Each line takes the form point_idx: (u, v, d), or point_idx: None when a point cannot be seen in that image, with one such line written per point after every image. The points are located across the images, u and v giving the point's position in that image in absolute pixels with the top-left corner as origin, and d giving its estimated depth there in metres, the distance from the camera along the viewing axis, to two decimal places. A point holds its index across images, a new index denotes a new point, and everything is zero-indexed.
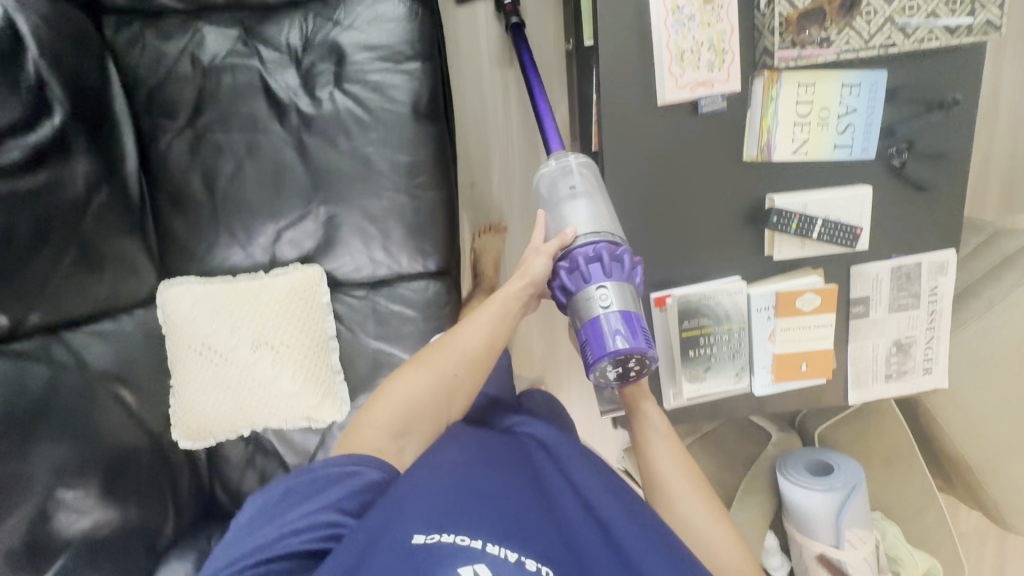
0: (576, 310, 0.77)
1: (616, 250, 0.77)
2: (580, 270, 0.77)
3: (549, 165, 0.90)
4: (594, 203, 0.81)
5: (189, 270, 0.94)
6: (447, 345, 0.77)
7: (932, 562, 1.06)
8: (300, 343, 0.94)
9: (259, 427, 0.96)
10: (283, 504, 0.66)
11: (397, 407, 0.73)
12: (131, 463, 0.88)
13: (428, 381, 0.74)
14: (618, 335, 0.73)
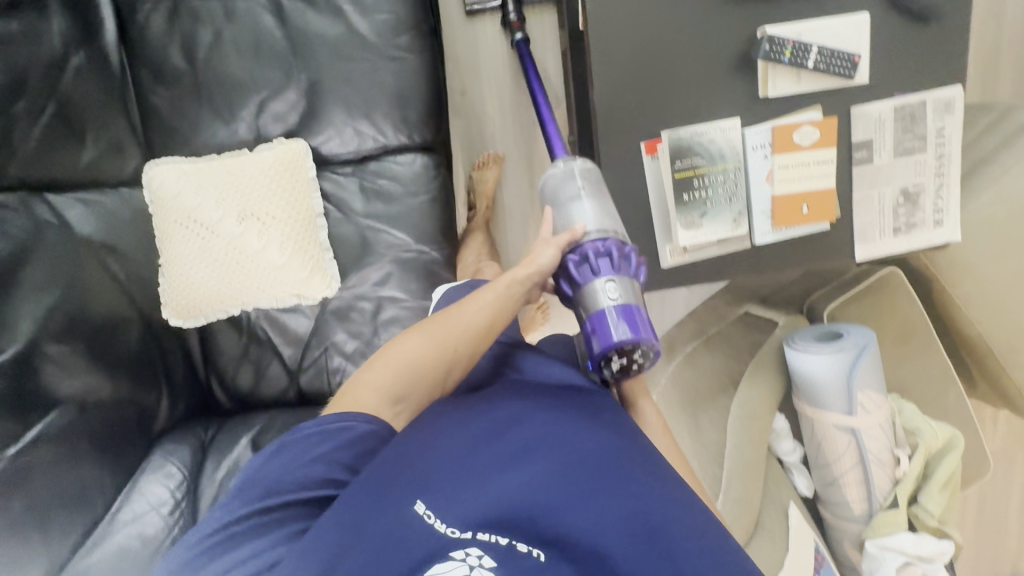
0: (582, 303, 0.74)
1: (625, 247, 0.75)
2: (589, 264, 0.74)
3: (553, 166, 0.84)
4: (601, 205, 0.78)
5: (173, 147, 0.93)
6: (453, 319, 0.67)
7: (953, 433, 1.01)
8: (287, 215, 0.93)
9: (249, 306, 0.96)
10: (280, 457, 0.58)
11: (400, 367, 0.64)
12: (120, 334, 0.87)
13: (433, 351, 0.65)
14: (627, 328, 0.71)
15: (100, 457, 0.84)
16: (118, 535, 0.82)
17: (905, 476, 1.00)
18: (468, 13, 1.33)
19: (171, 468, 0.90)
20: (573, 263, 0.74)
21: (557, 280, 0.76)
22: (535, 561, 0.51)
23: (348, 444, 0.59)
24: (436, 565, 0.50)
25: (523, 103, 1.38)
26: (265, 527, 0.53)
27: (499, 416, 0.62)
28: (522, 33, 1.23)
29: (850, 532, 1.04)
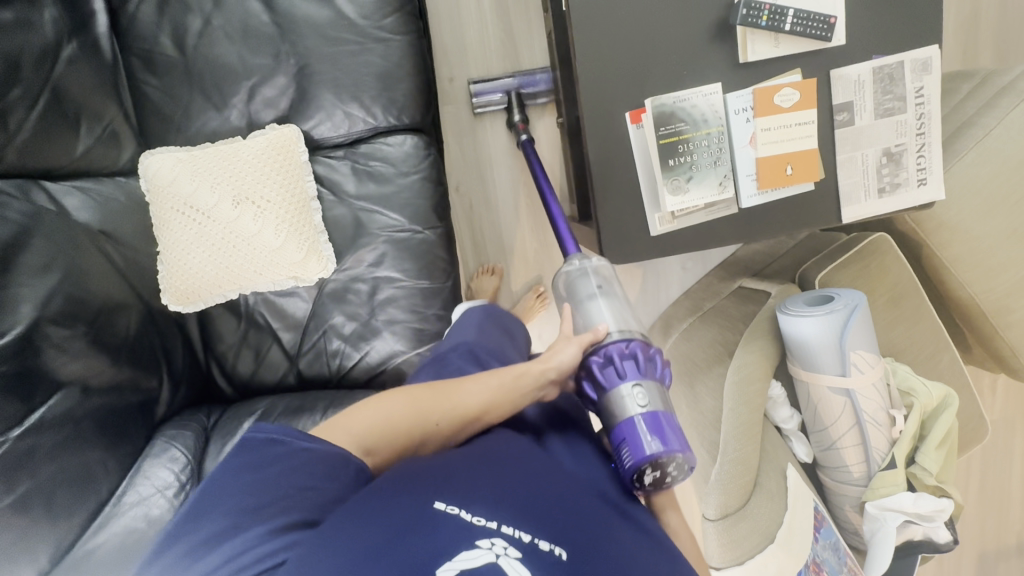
0: (608, 407, 0.73)
1: (650, 350, 0.77)
2: (613, 367, 0.75)
3: (571, 265, 0.93)
4: (618, 307, 0.85)
5: (169, 137, 0.96)
6: (448, 395, 0.69)
7: (947, 390, 1.01)
8: (281, 198, 0.94)
9: (246, 291, 0.97)
10: (265, 452, 0.54)
11: (381, 422, 0.64)
12: (121, 317, 0.89)
13: (410, 415, 0.66)
14: (662, 438, 0.68)
15: (104, 441, 0.84)
16: (118, 521, 0.82)
17: (901, 435, 1.00)
18: (474, 113, 1.40)
19: (175, 451, 0.91)
20: (597, 365, 0.76)
21: (580, 380, 0.77)
22: (559, 558, 0.48)
23: (330, 460, 0.56)
24: (464, 550, 0.45)
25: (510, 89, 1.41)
26: (253, 517, 0.49)
27: (504, 453, 0.63)
28: (528, 135, 1.30)
29: (851, 496, 1.05)
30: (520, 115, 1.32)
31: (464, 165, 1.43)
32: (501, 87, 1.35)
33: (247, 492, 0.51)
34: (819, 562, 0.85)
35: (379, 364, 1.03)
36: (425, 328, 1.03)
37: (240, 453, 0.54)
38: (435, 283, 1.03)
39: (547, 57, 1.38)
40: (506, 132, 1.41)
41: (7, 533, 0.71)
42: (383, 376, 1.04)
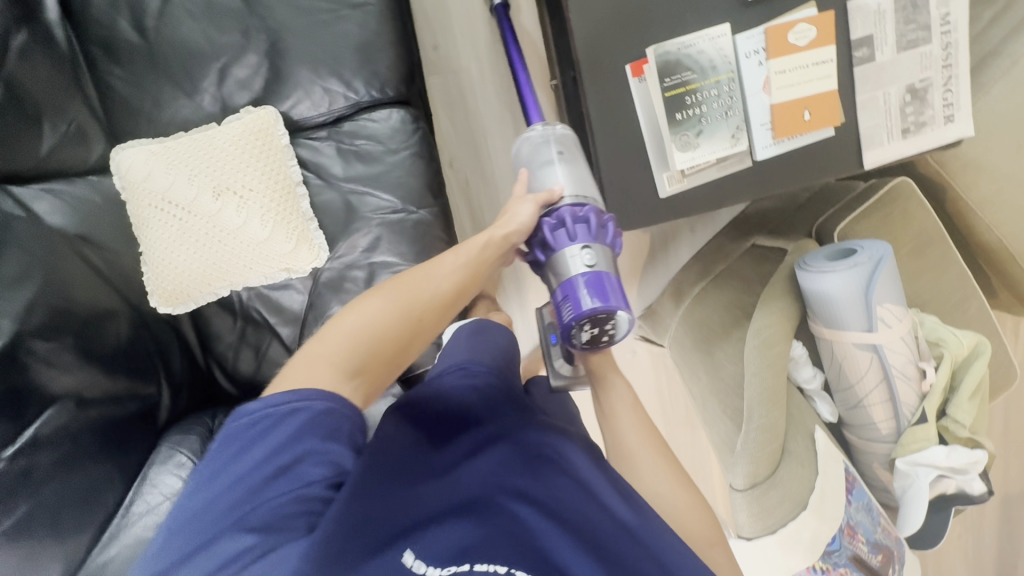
0: (556, 265, 0.75)
1: (603, 216, 0.77)
2: (562, 228, 0.76)
3: (533, 131, 0.89)
4: (576, 169, 0.83)
5: (141, 131, 0.90)
6: (418, 287, 0.63)
7: (980, 338, 0.96)
8: (264, 186, 0.89)
9: (238, 286, 0.92)
10: (248, 436, 0.50)
11: (357, 335, 0.58)
12: (110, 324, 0.84)
13: (392, 314, 0.60)
14: (600, 294, 0.72)
15: (106, 453, 0.81)
16: (130, 531, 0.80)
17: (932, 389, 0.95)
18: None
19: (181, 457, 0.88)
20: (549, 228, 0.76)
21: (531, 245, 0.79)
22: None
23: (315, 422, 0.51)
24: None
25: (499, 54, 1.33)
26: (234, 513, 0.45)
27: (517, 462, 0.54)
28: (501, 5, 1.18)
29: (879, 453, 1.02)
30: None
31: (456, 136, 1.36)
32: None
33: (232, 484, 0.47)
34: (853, 526, 0.82)
35: None
36: None
37: (226, 437, 0.50)
38: None
39: None
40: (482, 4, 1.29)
41: (15, 553, 0.68)
42: None
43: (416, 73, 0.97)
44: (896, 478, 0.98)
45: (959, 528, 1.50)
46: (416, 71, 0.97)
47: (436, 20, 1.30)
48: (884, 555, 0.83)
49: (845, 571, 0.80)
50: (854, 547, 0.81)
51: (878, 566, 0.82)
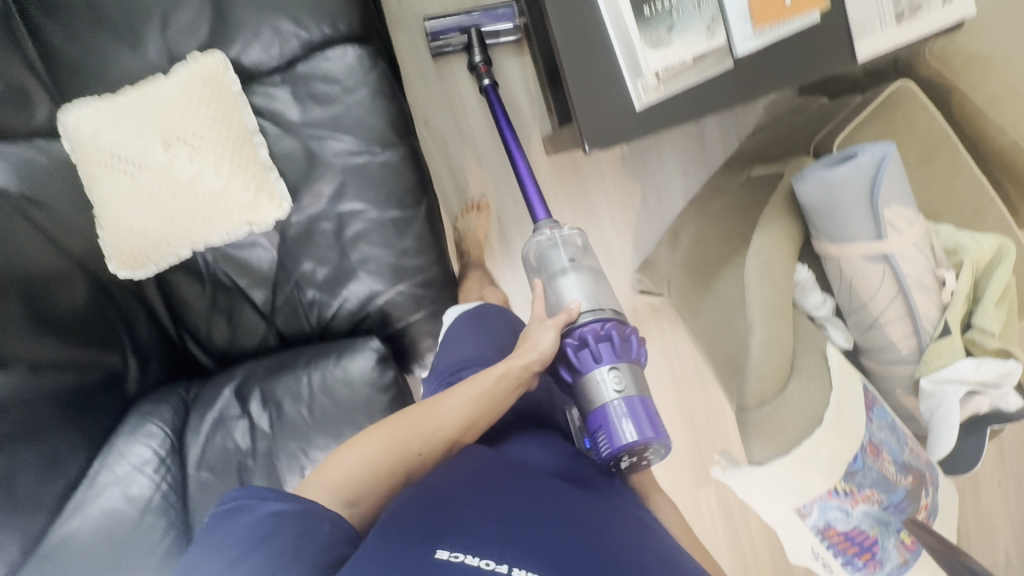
0: (586, 388, 0.81)
1: (625, 331, 0.85)
2: (587, 348, 0.82)
3: (541, 236, 1.02)
4: (587, 282, 0.92)
5: (87, 89, 0.86)
6: (423, 424, 0.70)
7: (1004, 240, 0.88)
8: (216, 135, 0.84)
9: (199, 245, 0.87)
10: (231, 522, 0.55)
11: (363, 467, 0.65)
12: (63, 289, 0.80)
13: (391, 450, 0.68)
14: (636, 422, 0.77)
15: (65, 423, 0.76)
16: (98, 503, 0.76)
17: (953, 298, 0.87)
18: (434, 55, 1.29)
19: (152, 427, 0.84)
20: (571, 347, 0.83)
21: (557, 368, 0.84)
22: None
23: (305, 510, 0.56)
24: None
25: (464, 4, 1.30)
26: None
27: (524, 482, 0.62)
28: (490, 78, 1.21)
29: (899, 376, 0.94)
30: (483, 55, 1.22)
31: (428, 93, 1.31)
32: (457, 24, 1.24)
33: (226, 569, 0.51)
34: (877, 444, 0.74)
35: (361, 308, 0.95)
36: (403, 263, 0.93)
37: (211, 521, 0.55)
38: (407, 210, 0.92)
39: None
40: (470, 78, 1.31)
41: None
42: (367, 321, 0.96)
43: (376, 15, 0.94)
44: (921, 401, 0.90)
45: (990, 463, 1.43)
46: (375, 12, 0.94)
47: None
48: (912, 478, 0.76)
49: (872, 492, 0.72)
50: (880, 467, 0.73)
51: (906, 489, 0.75)
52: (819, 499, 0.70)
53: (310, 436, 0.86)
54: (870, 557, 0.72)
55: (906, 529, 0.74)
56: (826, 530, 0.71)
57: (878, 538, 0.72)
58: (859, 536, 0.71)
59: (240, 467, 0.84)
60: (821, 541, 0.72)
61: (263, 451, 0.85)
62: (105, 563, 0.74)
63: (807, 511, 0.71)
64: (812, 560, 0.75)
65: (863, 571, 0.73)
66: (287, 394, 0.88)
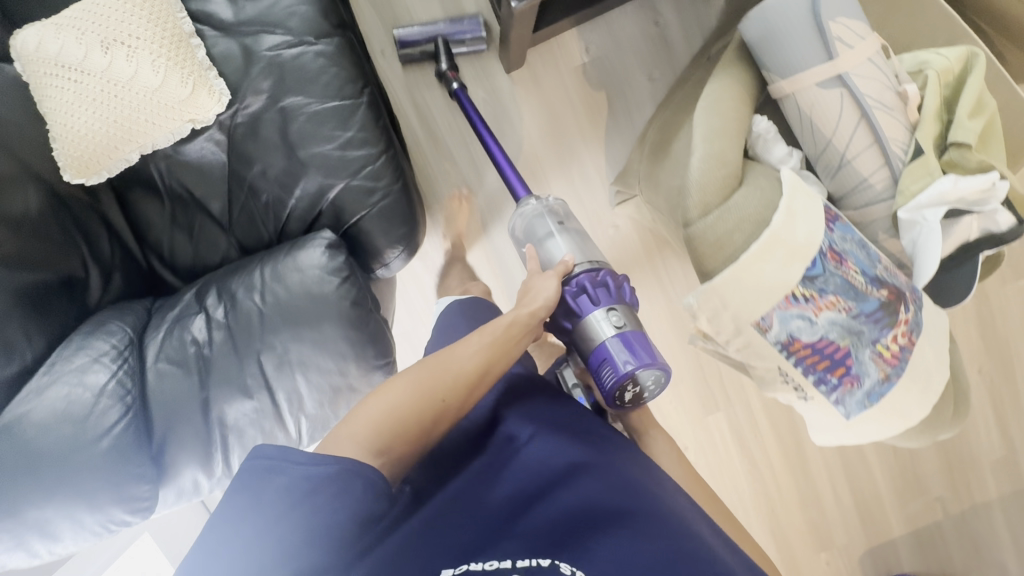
0: (587, 330, 0.84)
1: (619, 278, 0.89)
2: (585, 295, 0.86)
3: (530, 203, 1.01)
4: (574, 240, 0.94)
5: (32, 13, 0.89)
6: (443, 366, 0.67)
7: (972, 48, 0.82)
8: (152, 36, 0.86)
9: (148, 148, 0.90)
10: (264, 484, 0.51)
11: (383, 417, 0.62)
12: (16, 193, 0.82)
13: (414, 397, 0.64)
14: (636, 352, 0.83)
15: (20, 313, 0.79)
16: (54, 389, 0.77)
17: (921, 117, 0.82)
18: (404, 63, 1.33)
19: (112, 325, 0.85)
20: (570, 295, 0.86)
21: (559, 317, 0.87)
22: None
23: (343, 481, 0.53)
24: None
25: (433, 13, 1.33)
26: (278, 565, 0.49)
27: (509, 480, 0.65)
28: (458, 81, 1.25)
29: (878, 217, 0.87)
30: (449, 62, 1.27)
31: (381, 24, 1.32)
32: (426, 33, 1.27)
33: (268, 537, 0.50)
34: (840, 251, 0.68)
35: (315, 206, 0.95)
36: (350, 156, 0.93)
37: (241, 482, 0.52)
38: (347, 100, 0.93)
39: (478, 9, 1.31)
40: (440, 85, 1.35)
41: None
42: (322, 219, 0.96)
43: None
44: (902, 236, 0.84)
45: None
46: None
47: None
48: (888, 291, 0.69)
49: (837, 299, 0.66)
50: (844, 274, 0.67)
51: (882, 301, 0.68)
52: (778, 308, 0.66)
53: (266, 324, 0.86)
54: (844, 373, 0.67)
55: (884, 341, 0.68)
56: (791, 343, 0.67)
57: (851, 350, 0.67)
58: (828, 348, 0.67)
59: (199, 357, 0.85)
60: (787, 357, 0.68)
61: (220, 341, 0.86)
62: (63, 444, 0.74)
63: (767, 325, 0.66)
64: (782, 384, 0.71)
65: (839, 389, 0.68)
66: (241, 287, 0.88)
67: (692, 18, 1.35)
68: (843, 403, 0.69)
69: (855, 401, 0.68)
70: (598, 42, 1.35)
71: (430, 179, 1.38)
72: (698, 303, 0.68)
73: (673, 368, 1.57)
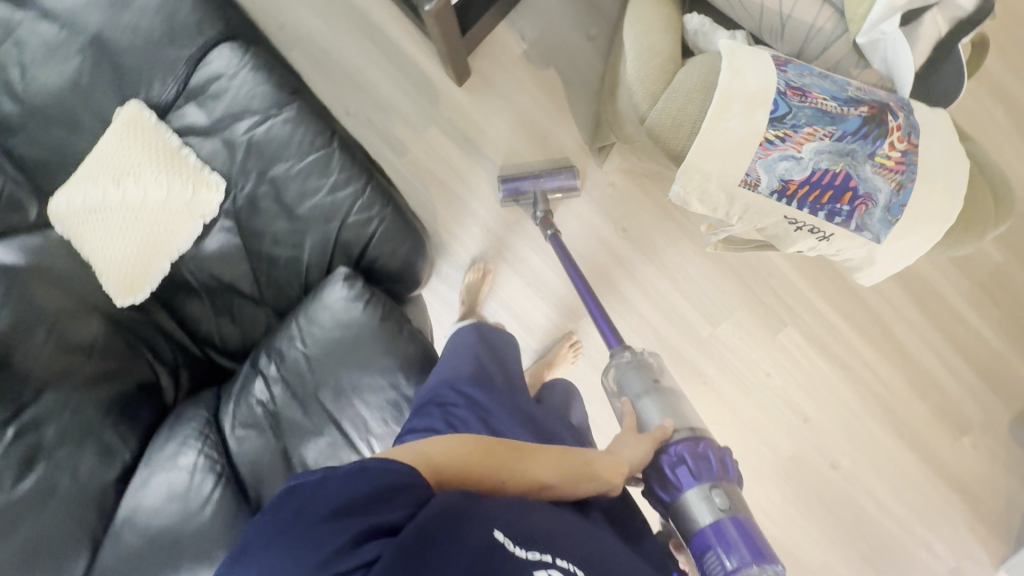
0: (684, 508, 0.79)
1: (718, 452, 0.83)
2: (684, 465, 0.81)
3: (625, 356, 1.02)
4: (672, 405, 0.91)
5: (58, 179, 1.04)
6: (522, 455, 0.69)
7: None
8: (151, 159, 0.99)
9: (174, 253, 1.01)
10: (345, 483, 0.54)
11: (451, 453, 0.64)
12: (80, 323, 0.94)
13: (483, 456, 0.65)
14: (740, 547, 0.74)
15: (112, 420, 0.91)
16: (155, 478, 0.87)
17: None
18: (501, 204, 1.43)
19: (192, 410, 0.94)
20: (669, 465, 0.82)
21: (655, 485, 0.82)
22: None
23: (404, 480, 0.56)
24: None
25: (454, 130, 1.44)
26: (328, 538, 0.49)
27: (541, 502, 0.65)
28: (553, 230, 1.33)
29: (842, 55, 0.85)
30: (544, 211, 1.36)
31: (339, 88, 1.44)
32: (528, 185, 1.38)
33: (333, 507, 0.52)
34: (800, 86, 0.67)
35: (326, 252, 1.04)
36: (340, 197, 1.02)
37: (320, 487, 0.54)
38: (322, 151, 1.02)
39: (470, 100, 1.44)
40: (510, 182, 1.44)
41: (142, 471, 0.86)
42: (336, 262, 1.04)
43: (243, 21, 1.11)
44: (872, 59, 0.83)
45: None
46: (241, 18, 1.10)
47: (274, 12, 1.44)
48: (869, 106, 0.67)
49: (814, 129, 0.66)
50: (812, 104, 0.66)
51: (863, 117, 0.67)
52: (758, 159, 0.65)
53: (314, 367, 0.92)
54: (853, 196, 0.65)
55: (882, 152, 0.66)
56: (786, 188, 0.66)
57: (850, 171, 0.65)
58: (825, 178, 0.65)
59: (269, 415, 0.92)
60: (788, 204, 0.66)
61: (282, 395, 0.92)
62: (173, 522, 0.83)
63: (755, 179, 0.66)
64: (798, 234, 0.69)
65: (855, 216, 0.66)
66: (283, 340, 0.94)
67: None
68: (867, 227, 0.66)
69: (878, 221, 0.66)
70: (531, 27, 1.42)
71: (428, 206, 1.46)
72: (683, 189, 0.69)
73: (724, 301, 1.52)
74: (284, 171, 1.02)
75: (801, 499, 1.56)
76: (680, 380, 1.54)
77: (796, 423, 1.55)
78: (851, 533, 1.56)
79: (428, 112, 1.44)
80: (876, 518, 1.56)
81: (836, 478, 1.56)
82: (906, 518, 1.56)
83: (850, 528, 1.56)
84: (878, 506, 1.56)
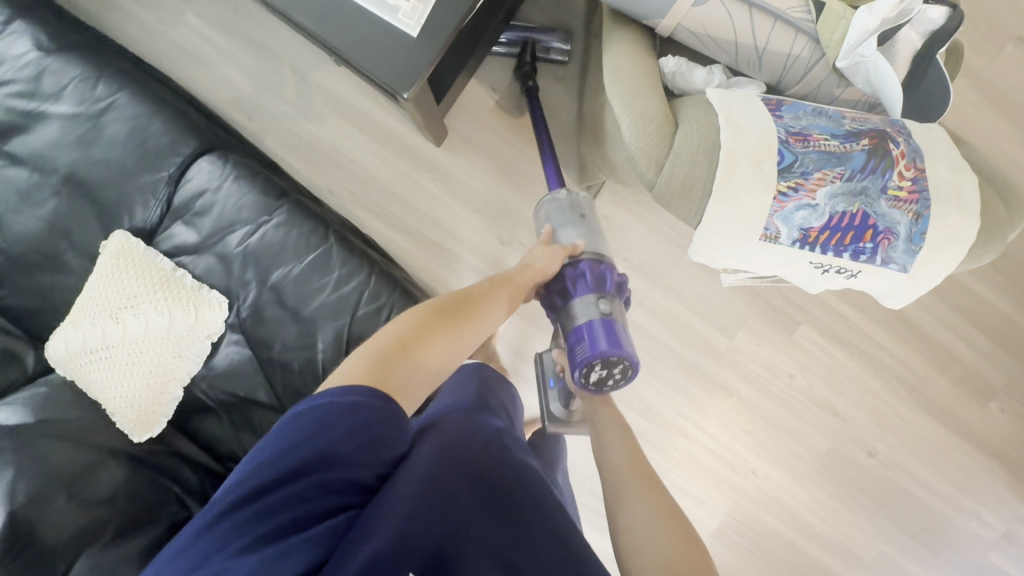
0: (569, 310, 0.85)
1: (614, 270, 0.89)
2: (583, 279, 0.86)
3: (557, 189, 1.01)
4: (590, 232, 0.93)
5: (51, 323, 1.01)
6: (463, 312, 0.70)
7: None
8: (147, 289, 0.97)
9: (184, 377, 0.98)
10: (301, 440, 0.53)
11: (393, 346, 0.61)
12: (99, 473, 0.88)
13: (422, 335, 0.64)
14: (604, 341, 0.82)
15: None
16: None
17: None
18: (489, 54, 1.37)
19: None
20: (572, 276, 0.86)
21: (551, 291, 0.88)
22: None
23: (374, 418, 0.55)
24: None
25: (440, 190, 1.43)
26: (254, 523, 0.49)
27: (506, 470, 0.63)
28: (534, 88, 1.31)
29: (823, 77, 0.86)
30: (531, 68, 1.32)
31: (319, 169, 1.43)
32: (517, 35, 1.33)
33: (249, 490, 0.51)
34: (800, 131, 0.68)
35: (340, 348, 0.99)
36: (346, 291, 1.00)
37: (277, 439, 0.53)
38: (320, 250, 1.01)
39: (451, 158, 1.43)
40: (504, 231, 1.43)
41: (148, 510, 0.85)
42: None
43: (215, 129, 1.10)
44: (855, 80, 0.84)
45: None
46: (213, 127, 1.09)
47: (241, 105, 1.42)
48: (870, 137, 0.68)
49: (823, 173, 0.66)
50: (816, 148, 0.67)
51: (867, 149, 0.67)
52: (775, 212, 0.66)
53: None
54: (875, 233, 0.66)
55: (893, 183, 0.66)
56: (807, 236, 0.66)
57: (867, 210, 0.66)
58: (843, 220, 0.66)
59: None
60: (812, 250, 0.67)
61: None
62: None
63: (775, 232, 0.66)
64: (825, 276, 0.70)
65: (880, 251, 0.66)
66: None
67: (563, 12, 1.42)
68: (892, 260, 0.67)
69: (902, 252, 0.66)
70: (500, 78, 1.42)
71: (427, 269, 1.44)
72: (703, 249, 0.69)
73: (734, 312, 1.52)
74: (287, 276, 1.00)
75: (845, 493, 1.56)
76: (705, 397, 1.53)
77: (827, 418, 1.55)
78: (900, 518, 1.56)
79: (410, 175, 1.43)
80: (921, 498, 1.56)
81: (875, 466, 1.56)
82: (950, 493, 1.56)
83: (896, 513, 1.56)
84: (920, 486, 1.56)
